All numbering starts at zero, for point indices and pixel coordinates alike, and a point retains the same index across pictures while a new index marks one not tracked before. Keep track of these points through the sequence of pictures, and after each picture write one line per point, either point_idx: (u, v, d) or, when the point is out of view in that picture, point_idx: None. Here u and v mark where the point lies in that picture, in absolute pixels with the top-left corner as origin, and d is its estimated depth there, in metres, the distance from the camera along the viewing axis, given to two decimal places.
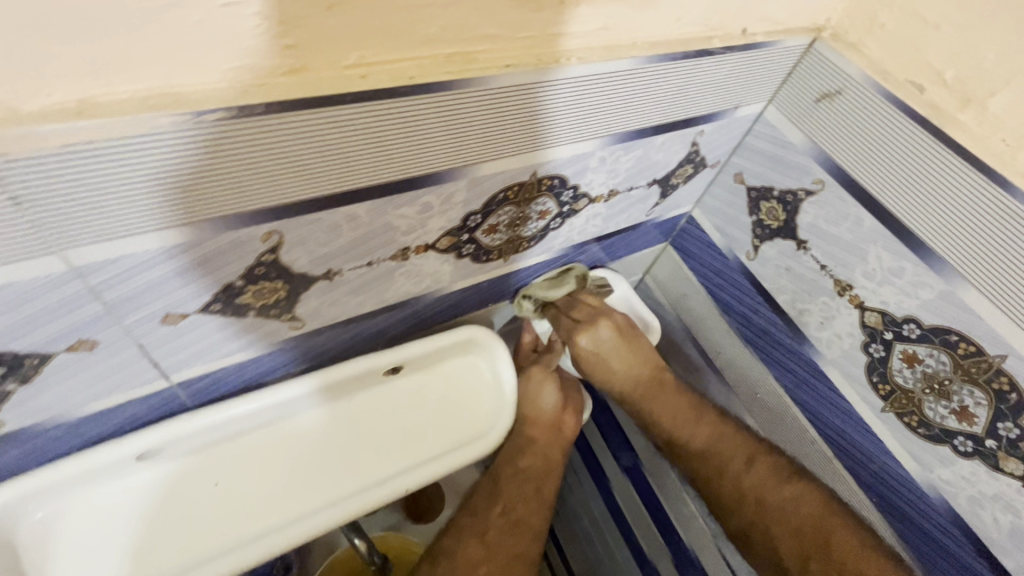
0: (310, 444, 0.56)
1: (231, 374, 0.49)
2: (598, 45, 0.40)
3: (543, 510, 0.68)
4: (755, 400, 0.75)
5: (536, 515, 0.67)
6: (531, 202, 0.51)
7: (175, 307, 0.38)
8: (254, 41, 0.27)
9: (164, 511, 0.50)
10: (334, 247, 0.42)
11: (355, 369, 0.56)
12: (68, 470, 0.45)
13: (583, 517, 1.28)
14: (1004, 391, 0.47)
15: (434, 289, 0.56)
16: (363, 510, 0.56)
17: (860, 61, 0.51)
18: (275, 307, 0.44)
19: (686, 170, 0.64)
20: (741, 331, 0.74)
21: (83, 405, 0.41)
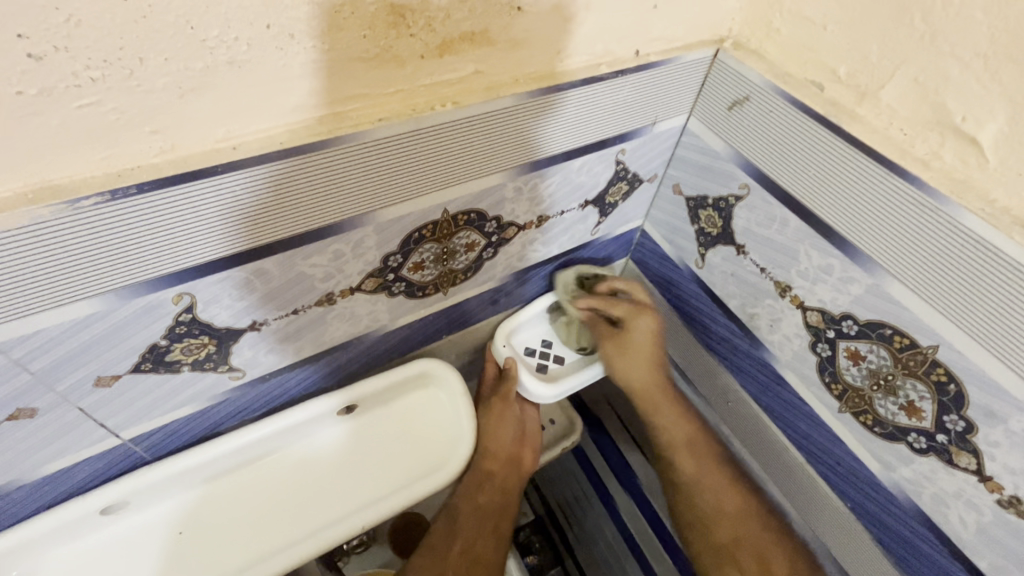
0: (270, 486, 0.59)
1: (186, 426, 0.52)
2: (475, 88, 0.43)
3: (501, 543, 0.73)
4: (727, 409, 0.73)
5: (494, 549, 0.72)
6: (452, 236, 0.54)
7: (105, 370, 0.41)
8: (118, 131, 0.31)
9: (131, 562, 0.53)
10: (252, 300, 0.44)
11: (308, 411, 0.58)
12: (36, 528, 0.48)
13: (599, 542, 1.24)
14: (943, 382, 0.46)
15: (376, 328, 0.58)
16: (319, 550, 0.57)
17: (761, 67, 0.52)
18: (210, 361, 0.47)
19: (620, 187, 0.65)
20: (704, 340, 0.73)
21: (40, 467, 0.45)
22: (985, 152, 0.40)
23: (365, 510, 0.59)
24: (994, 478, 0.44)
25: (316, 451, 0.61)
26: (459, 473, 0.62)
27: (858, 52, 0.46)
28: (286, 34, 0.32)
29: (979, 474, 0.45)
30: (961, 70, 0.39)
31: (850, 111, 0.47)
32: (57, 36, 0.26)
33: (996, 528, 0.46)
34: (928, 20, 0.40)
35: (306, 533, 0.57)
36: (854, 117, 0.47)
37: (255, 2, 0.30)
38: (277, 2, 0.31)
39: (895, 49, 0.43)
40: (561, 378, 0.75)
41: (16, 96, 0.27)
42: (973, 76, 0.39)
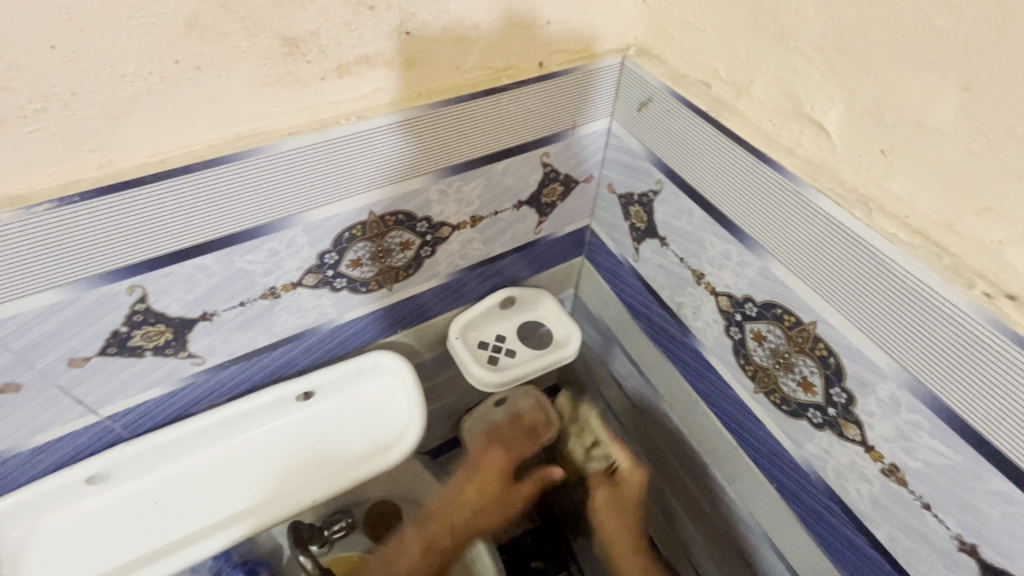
0: (236, 462, 0.66)
1: (157, 408, 0.60)
2: (379, 103, 0.49)
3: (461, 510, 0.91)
4: (674, 398, 0.76)
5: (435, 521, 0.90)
6: (384, 236, 0.60)
7: (76, 352, 0.49)
8: (61, 151, 0.39)
9: (113, 525, 0.61)
10: (199, 293, 0.52)
11: (267, 397, 0.65)
12: (31, 493, 0.56)
13: None
14: (825, 356, 0.48)
15: (326, 321, 0.65)
16: (277, 517, 0.64)
17: (659, 71, 0.57)
18: (169, 347, 0.55)
19: (554, 188, 0.70)
20: (648, 332, 0.76)
21: (30, 438, 0.53)
22: (834, 137, 0.43)
23: (320, 484, 0.66)
24: (875, 447, 0.46)
25: (279, 431, 0.68)
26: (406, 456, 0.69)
27: (731, 51, 0.49)
28: (192, 67, 0.39)
29: (864, 444, 0.47)
30: (806, 63, 0.43)
31: (730, 106, 0.51)
32: (3, 79, 0.34)
33: (885, 497, 0.48)
34: (777, 19, 0.44)
35: (267, 503, 0.65)
36: (734, 111, 0.50)
37: (161, 43, 0.37)
38: (180, 42, 0.38)
39: (758, 46, 0.46)
40: (508, 369, 0.79)
41: None
42: (815, 68, 0.42)
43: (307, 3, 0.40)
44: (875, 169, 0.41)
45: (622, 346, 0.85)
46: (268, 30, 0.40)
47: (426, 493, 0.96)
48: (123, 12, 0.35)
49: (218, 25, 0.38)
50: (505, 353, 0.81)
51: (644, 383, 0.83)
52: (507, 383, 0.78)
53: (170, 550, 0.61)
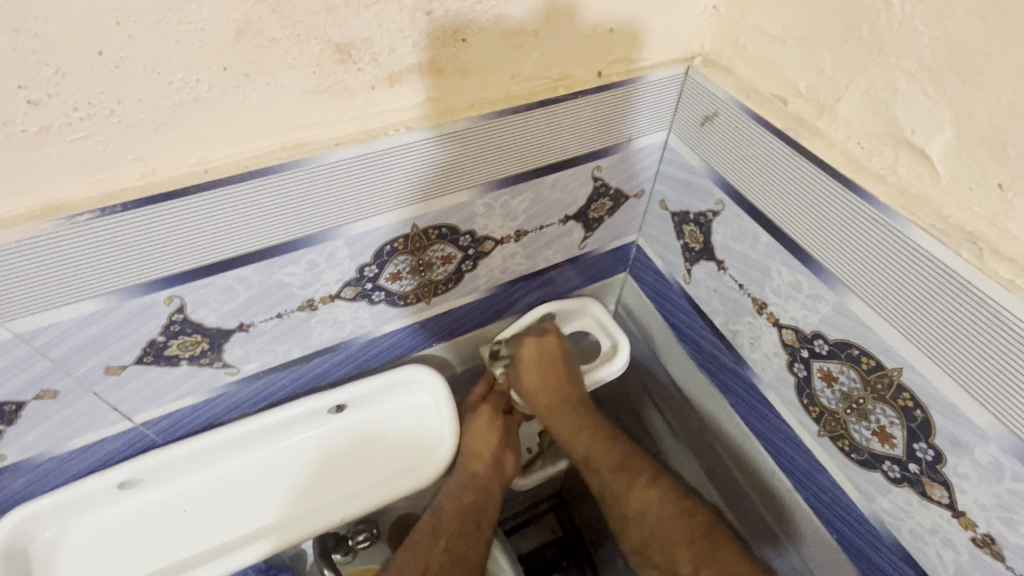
0: (262, 475, 0.65)
1: (190, 415, 0.59)
2: (431, 113, 0.46)
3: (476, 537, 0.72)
4: (721, 429, 0.72)
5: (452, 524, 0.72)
6: (426, 249, 0.57)
7: (113, 360, 0.48)
8: (105, 160, 0.37)
9: (140, 532, 0.60)
10: (237, 304, 0.50)
11: (299, 409, 0.63)
12: (64, 496, 0.56)
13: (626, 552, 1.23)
14: (910, 407, 0.43)
15: (361, 333, 0.63)
16: (312, 531, 0.63)
17: (728, 83, 0.52)
18: (205, 356, 0.53)
19: (602, 203, 0.67)
20: (695, 357, 0.72)
21: (65, 442, 0.53)
22: (938, 166, 0.38)
23: (355, 500, 0.64)
24: (966, 514, 0.42)
25: (309, 444, 0.66)
26: (439, 469, 0.67)
27: (814, 65, 0.44)
28: (241, 74, 0.37)
29: (951, 508, 0.43)
30: (909, 82, 0.38)
31: (810, 125, 0.46)
32: (48, 86, 0.33)
33: (973, 568, 0.43)
34: (875, 32, 0.39)
35: (300, 516, 0.64)
36: (813, 131, 0.46)
37: (212, 49, 0.35)
38: (230, 49, 0.36)
39: (847, 62, 0.42)
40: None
41: (20, 134, 0.34)
42: (919, 88, 0.38)
43: (361, 8, 0.38)
44: (989, 206, 0.36)
45: (665, 368, 0.81)
46: (320, 37, 0.38)
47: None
48: (173, 16, 0.33)
49: (269, 31, 0.36)
50: None
51: (688, 409, 0.78)
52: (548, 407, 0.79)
53: (203, 560, 0.61)
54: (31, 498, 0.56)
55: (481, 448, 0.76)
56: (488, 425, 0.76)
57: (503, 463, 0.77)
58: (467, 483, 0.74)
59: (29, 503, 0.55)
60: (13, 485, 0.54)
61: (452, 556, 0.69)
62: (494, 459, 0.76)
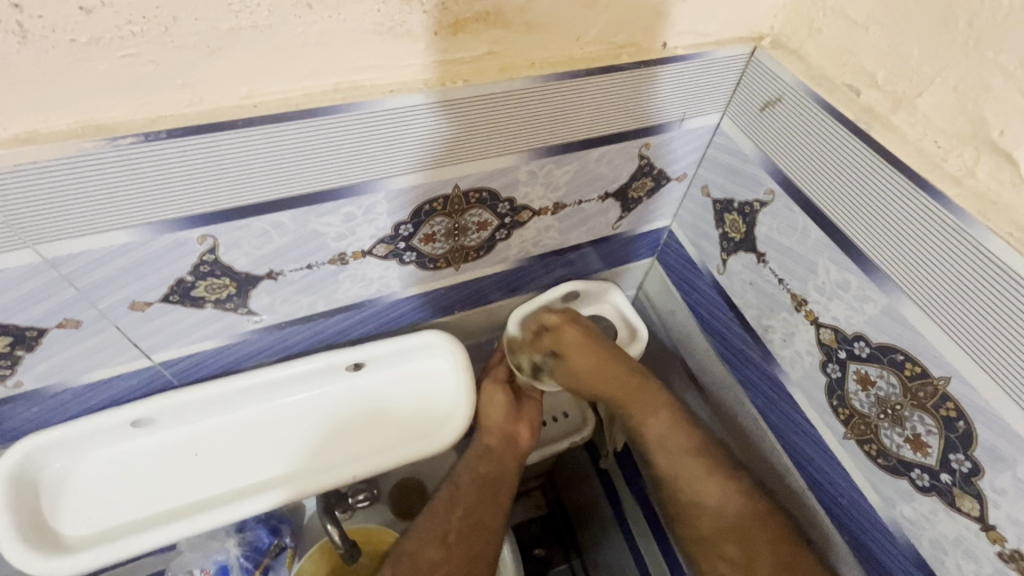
0: (273, 427, 0.63)
1: (208, 359, 0.58)
2: (490, 68, 0.44)
3: (501, 514, 0.72)
4: (736, 423, 0.71)
5: (468, 493, 0.71)
6: (463, 213, 0.56)
7: (139, 296, 0.47)
8: (153, 81, 0.35)
9: (147, 471, 0.59)
10: (270, 250, 0.49)
11: (315, 364, 0.62)
12: (77, 429, 0.55)
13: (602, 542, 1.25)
14: (952, 418, 0.42)
15: (387, 293, 0.61)
16: (320, 486, 0.60)
17: (797, 68, 0.50)
18: (230, 302, 0.52)
19: (644, 184, 0.65)
20: (718, 349, 0.71)
21: (83, 373, 0.52)
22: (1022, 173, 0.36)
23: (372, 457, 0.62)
24: (997, 528, 0.42)
25: (321, 400, 0.65)
26: (457, 434, 0.64)
27: (897, 55, 0.42)
28: (303, 4, 0.35)
29: (982, 521, 0.42)
30: (1004, 80, 0.36)
31: (883, 119, 0.44)
32: None
33: None
34: (973, 25, 0.37)
35: (306, 471, 0.61)
36: (886, 126, 0.44)
37: None
38: None
39: (935, 55, 0.40)
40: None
41: (68, 42, 0.31)
42: (1014, 87, 0.36)
43: None
44: None
45: (682, 359, 0.80)
46: None
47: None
48: None
49: None
50: None
51: (702, 401, 0.78)
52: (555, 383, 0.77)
53: (207, 506, 0.58)
54: (44, 428, 0.55)
55: (494, 424, 0.76)
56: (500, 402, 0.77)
57: (517, 442, 0.76)
58: (481, 456, 0.75)
59: (41, 433, 0.54)
60: (27, 412, 0.53)
61: (469, 522, 0.69)
62: (507, 434, 0.76)
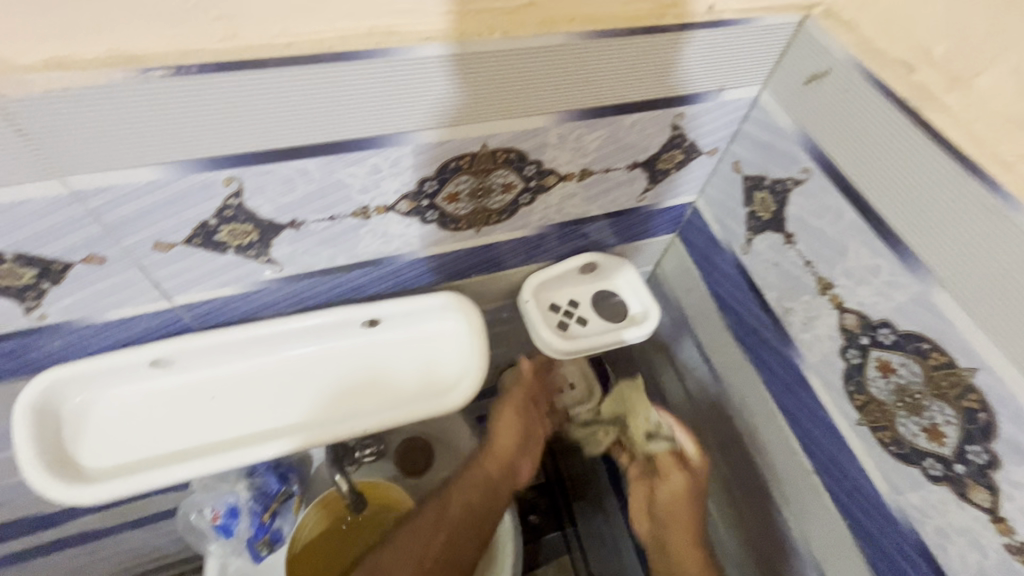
0: (287, 377, 0.63)
1: (227, 305, 0.58)
2: (530, 20, 0.42)
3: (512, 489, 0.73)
4: (744, 404, 0.71)
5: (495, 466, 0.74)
6: (488, 173, 0.55)
7: (163, 237, 0.47)
8: (185, 11, 0.34)
9: (165, 409, 0.60)
10: (295, 198, 0.48)
11: (331, 317, 0.62)
12: (100, 365, 0.56)
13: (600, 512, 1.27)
14: (974, 409, 0.42)
15: (406, 252, 0.61)
16: (334, 436, 0.62)
17: (849, 39, 0.47)
18: (251, 249, 0.52)
19: (674, 156, 0.63)
20: (734, 330, 0.70)
21: (105, 311, 0.52)
22: None
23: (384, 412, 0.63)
24: (1007, 520, 0.42)
25: (336, 353, 0.65)
26: (467, 397, 0.65)
27: (961, 29, 0.40)
28: None
29: (991, 513, 0.43)
30: None
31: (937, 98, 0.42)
32: None
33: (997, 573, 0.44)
34: None
35: (319, 421, 0.62)
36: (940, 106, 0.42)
37: None
38: None
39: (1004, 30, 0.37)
40: (578, 340, 0.73)
41: None
42: None
43: None
44: None
45: (694, 337, 0.80)
46: None
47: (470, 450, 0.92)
48: None
49: None
50: (575, 321, 0.76)
51: (711, 380, 0.78)
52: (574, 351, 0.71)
53: (222, 447, 0.60)
54: (67, 362, 0.56)
55: (502, 449, 0.75)
56: (511, 422, 0.78)
57: (518, 474, 0.75)
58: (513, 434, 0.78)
59: (64, 366, 0.55)
60: (51, 345, 0.54)
61: (480, 496, 0.71)
62: (508, 465, 0.74)
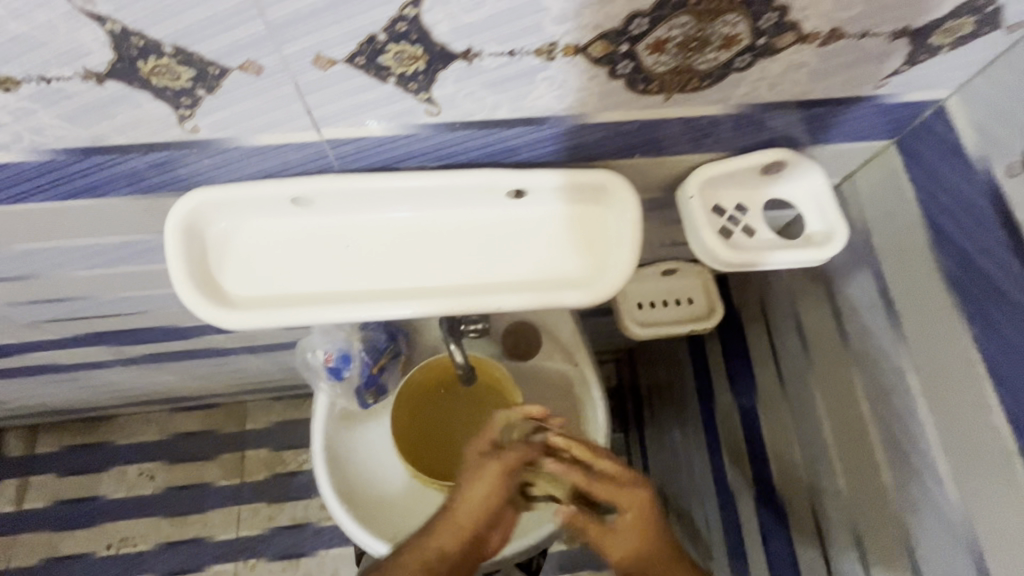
0: (419, 239, 0.59)
1: (373, 149, 0.52)
2: None
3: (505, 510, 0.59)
4: (926, 354, 0.61)
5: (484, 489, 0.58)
6: (716, 16, 0.42)
7: (326, 49, 0.40)
8: None
9: (297, 250, 0.58)
10: (481, 18, 0.39)
11: (478, 180, 0.56)
12: (244, 192, 0.53)
13: (675, 431, 1.24)
14: None
15: (578, 114, 0.51)
16: (465, 307, 0.56)
17: None
18: (414, 82, 0.44)
19: (958, 25, 0.47)
20: (948, 269, 0.58)
21: (254, 134, 0.48)
22: None
23: (518, 292, 0.56)
24: None
25: (474, 220, 0.59)
26: (610, 293, 0.56)
27: None
28: None
29: None
30: None
31: None
32: None
33: None
34: None
35: (447, 290, 0.57)
36: None
37: None
38: None
39: None
40: (749, 252, 0.62)
41: None
42: None
43: None
44: None
45: (879, 272, 0.67)
46: None
47: (575, 344, 0.88)
48: None
49: None
50: (740, 230, 0.64)
51: (885, 324, 0.66)
52: (737, 263, 0.61)
53: (348, 299, 0.56)
54: (214, 183, 0.53)
55: (467, 522, 0.58)
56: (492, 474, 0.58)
57: (485, 545, 0.60)
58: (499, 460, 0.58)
59: (213, 187, 0.53)
60: (200, 163, 0.51)
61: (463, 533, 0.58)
62: (472, 536, 0.58)
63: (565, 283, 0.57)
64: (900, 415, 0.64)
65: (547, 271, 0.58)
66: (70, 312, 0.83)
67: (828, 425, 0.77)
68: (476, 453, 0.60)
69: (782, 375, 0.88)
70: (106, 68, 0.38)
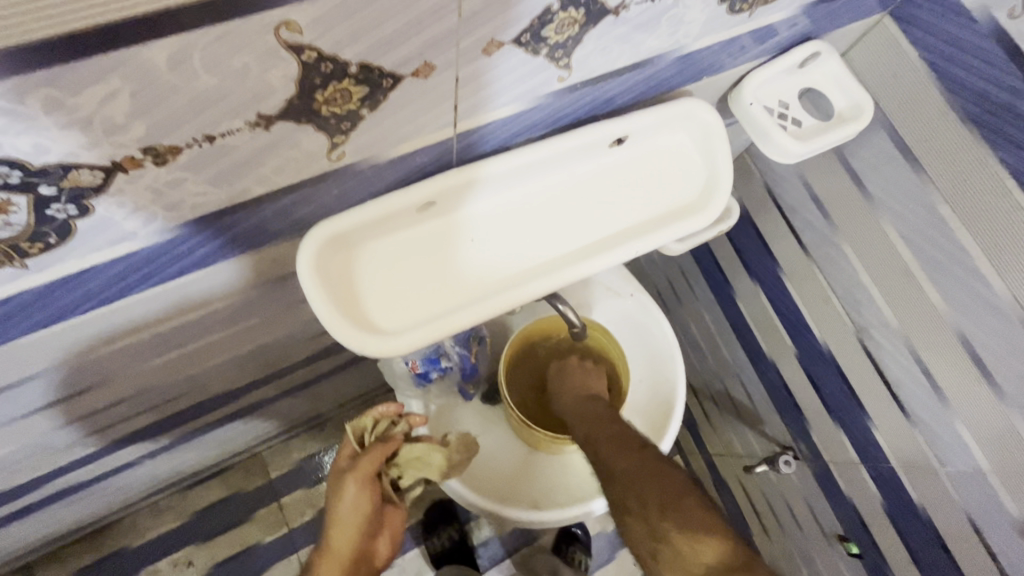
0: (537, 210, 0.59)
1: (495, 132, 0.51)
2: None
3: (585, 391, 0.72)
4: (963, 179, 0.70)
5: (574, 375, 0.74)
6: None
7: (500, 32, 0.38)
8: None
9: (427, 258, 0.55)
10: None
11: (590, 136, 0.56)
12: (372, 213, 0.50)
13: (691, 326, 1.31)
14: None
15: (679, 48, 0.53)
16: (607, 261, 0.58)
17: None
18: (563, 50, 0.43)
19: None
20: (967, 109, 0.67)
21: (394, 146, 0.45)
22: None
23: (646, 233, 0.59)
24: None
25: (581, 176, 0.60)
26: (719, 211, 0.61)
27: None
28: None
29: None
30: None
31: None
32: None
33: None
34: None
35: (584, 252, 0.58)
36: None
37: None
38: None
39: None
40: (813, 138, 0.69)
41: None
42: None
43: None
44: None
45: (892, 129, 0.77)
46: None
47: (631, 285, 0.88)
48: None
49: None
50: (790, 123, 0.71)
51: (909, 171, 0.76)
52: (805, 154, 0.69)
53: (494, 289, 0.56)
54: (336, 213, 0.50)
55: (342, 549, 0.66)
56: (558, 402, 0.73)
57: (366, 555, 0.67)
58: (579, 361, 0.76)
59: (342, 215, 0.49)
60: (328, 195, 0.47)
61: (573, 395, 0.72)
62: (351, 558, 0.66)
63: (675, 213, 0.61)
64: (947, 237, 0.72)
65: (658, 208, 0.61)
66: (115, 414, 0.71)
67: (867, 272, 0.85)
68: (342, 462, 0.67)
69: (805, 245, 0.96)
70: (281, 108, 0.34)
